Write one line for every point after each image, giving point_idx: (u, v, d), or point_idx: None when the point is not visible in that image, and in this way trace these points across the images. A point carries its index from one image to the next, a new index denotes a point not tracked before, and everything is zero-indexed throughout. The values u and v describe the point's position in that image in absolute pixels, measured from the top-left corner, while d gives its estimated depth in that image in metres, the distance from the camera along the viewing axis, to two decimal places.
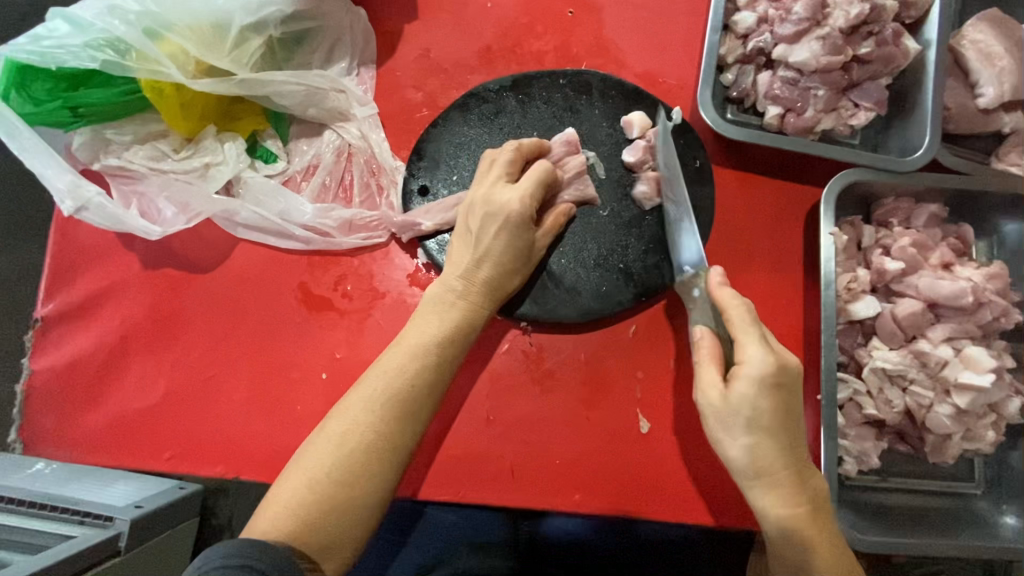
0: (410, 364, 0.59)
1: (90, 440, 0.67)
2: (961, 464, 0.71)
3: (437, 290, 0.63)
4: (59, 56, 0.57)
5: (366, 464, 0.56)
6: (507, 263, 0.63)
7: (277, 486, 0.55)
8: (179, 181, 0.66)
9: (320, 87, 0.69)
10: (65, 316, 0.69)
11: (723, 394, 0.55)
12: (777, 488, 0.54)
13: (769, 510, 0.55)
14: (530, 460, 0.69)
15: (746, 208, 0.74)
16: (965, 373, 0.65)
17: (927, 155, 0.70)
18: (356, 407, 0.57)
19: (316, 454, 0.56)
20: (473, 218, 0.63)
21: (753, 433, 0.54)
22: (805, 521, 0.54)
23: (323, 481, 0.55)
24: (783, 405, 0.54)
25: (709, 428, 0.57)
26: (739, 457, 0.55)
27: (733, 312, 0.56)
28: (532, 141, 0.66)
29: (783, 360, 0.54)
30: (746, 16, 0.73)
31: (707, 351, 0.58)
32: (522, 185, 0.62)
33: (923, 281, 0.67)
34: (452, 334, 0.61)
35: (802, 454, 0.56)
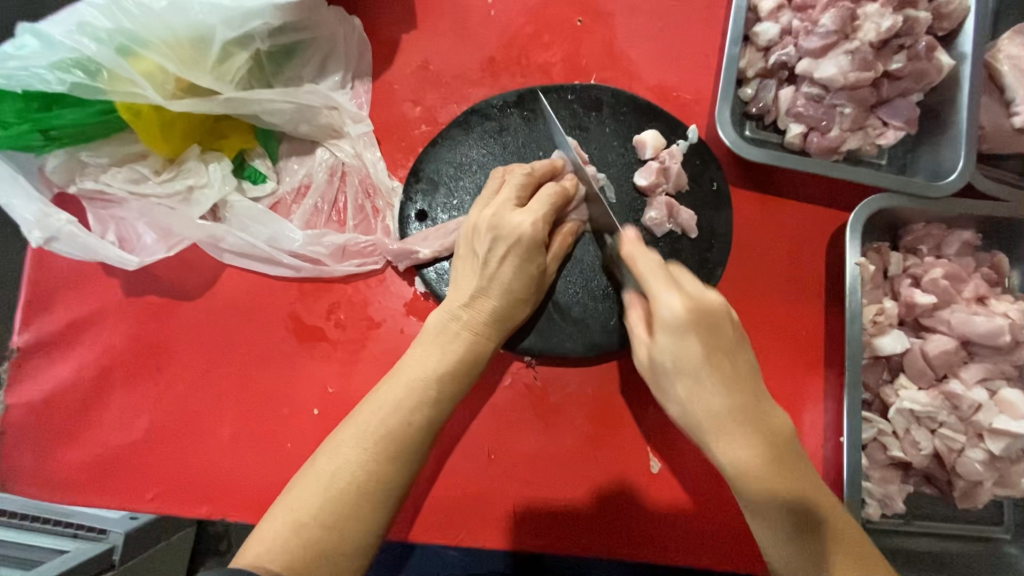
0: (408, 400, 0.54)
1: (68, 478, 0.63)
2: (989, 506, 0.67)
3: (441, 318, 0.58)
4: (25, 78, 0.52)
5: (357, 507, 0.51)
6: (516, 291, 0.58)
7: (257, 531, 0.49)
8: (160, 206, 0.61)
9: (312, 104, 0.64)
10: (42, 346, 0.65)
11: (648, 350, 0.51)
12: (734, 443, 0.47)
13: (724, 456, 0.47)
14: (534, 501, 0.65)
15: (764, 233, 0.69)
16: (1000, 418, 0.60)
17: (961, 180, 0.65)
18: (349, 444, 0.53)
19: (304, 491, 0.50)
20: (479, 241, 0.57)
21: (681, 381, 0.48)
22: (763, 463, 0.47)
23: (309, 524, 0.49)
24: (703, 345, 0.47)
25: (651, 390, 0.53)
26: (679, 410, 0.50)
27: (641, 263, 0.52)
28: (544, 164, 0.61)
29: (700, 301, 0.49)
30: (768, 27, 0.67)
31: (640, 314, 0.54)
32: (531, 208, 0.57)
33: (956, 316, 0.62)
34: (456, 367, 0.57)
35: (758, 401, 0.48)
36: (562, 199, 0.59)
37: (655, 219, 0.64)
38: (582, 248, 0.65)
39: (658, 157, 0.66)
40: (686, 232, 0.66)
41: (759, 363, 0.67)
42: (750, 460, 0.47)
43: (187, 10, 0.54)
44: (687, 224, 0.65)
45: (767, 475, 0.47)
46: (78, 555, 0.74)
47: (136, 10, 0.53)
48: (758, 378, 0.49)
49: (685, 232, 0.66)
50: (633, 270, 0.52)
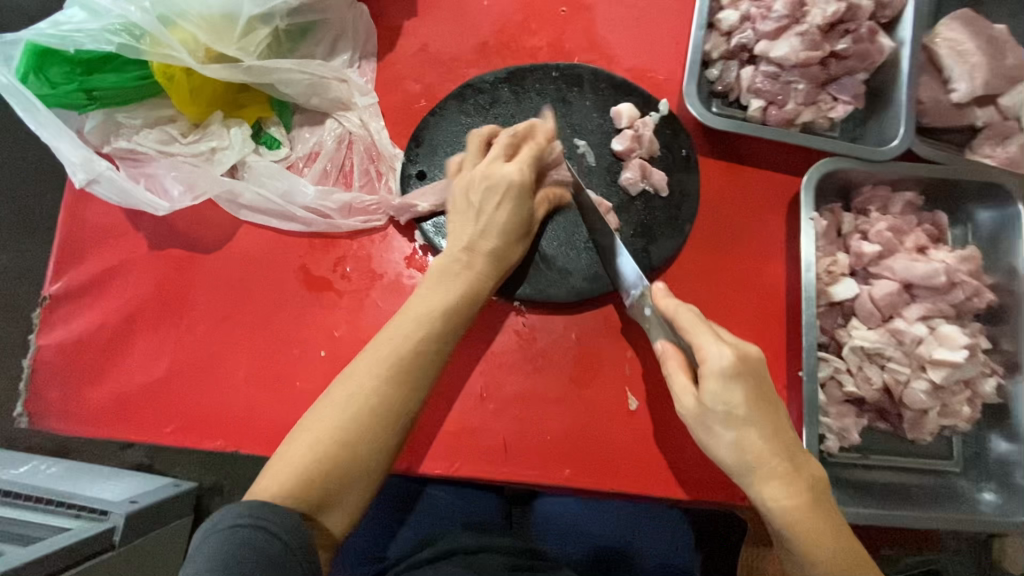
0: (416, 331, 0.61)
1: (93, 413, 0.69)
2: (940, 442, 0.73)
3: (444, 262, 0.65)
4: (76, 39, 0.60)
5: (370, 427, 0.57)
6: (511, 233, 0.65)
7: (282, 450, 0.57)
8: (186, 164, 0.69)
9: (324, 77, 0.72)
10: (73, 293, 0.72)
11: (696, 396, 0.58)
12: (779, 480, 0.56)
13: (771, 501, 0.56)
14: (523, 436, 0.71)
15: (728, 196, 0.77)
16: (939, 349, 0.67)
17: (902, 145, 0.73)
18: (363, 373, 0.59)
19: (322, 416, 0.57)
20: (472, 193, 0.66)
21: (731, 428, 0.57)
22: (806, 511, 0.55)
23: (325, 442, 0.56)
24: (750, 393, 0.56)
25: (693, 433, 0.60)
26: (727, 453, 0.57)
27: (682, 315, 0.60)
28: (525, 124, 0.69)
29: (744, 352, 0.58)
30: (729, 14, 0.76)
31: (677, 360, 0.61)
32: (518, 158, 0.66)
33: (898, 263, 0.69)
34: (459, 300, 0.63)
35: (791, 444, 0.57)
36: (544, 153, 0.68)
37: (630, 179, 0.72)
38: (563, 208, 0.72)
39: (633, 126, 0.74)
40: (659, 190, 0.73)
41: (729, 312, 0.74)
42: (794, 496, 0.55)
43: None
44: (660, 183, 0.73)
45: (809, 523, 0.55)
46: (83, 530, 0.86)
47: None
48: (790, 426, 0.59)
49: (658, 190, 0.73)
50: (674, 324, 0.60)
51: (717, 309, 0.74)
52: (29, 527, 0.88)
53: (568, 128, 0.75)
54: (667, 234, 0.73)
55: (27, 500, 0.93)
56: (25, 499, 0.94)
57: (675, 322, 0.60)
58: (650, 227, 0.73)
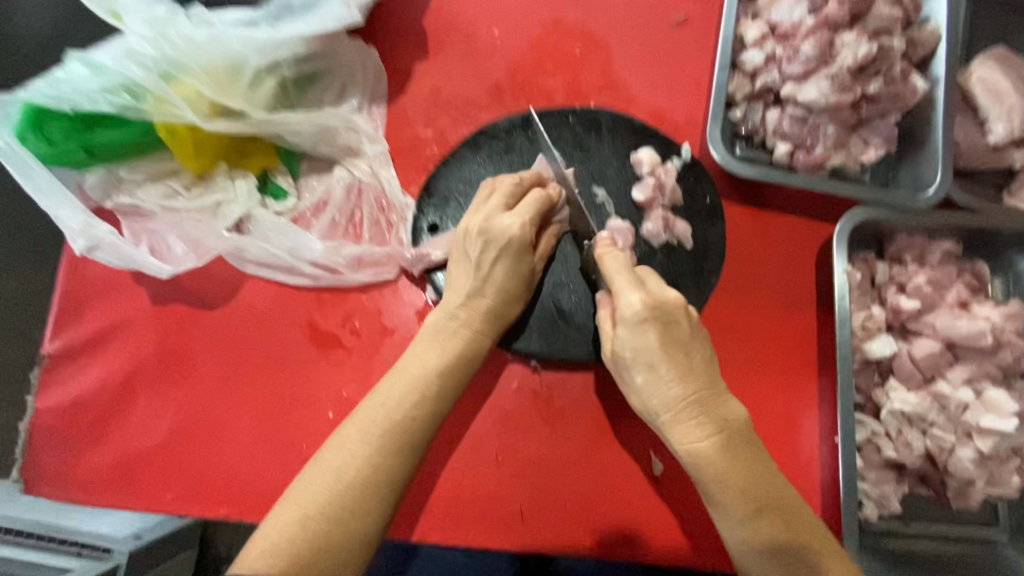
0: (413, 393, 0.58)
1: (91, 479, 0.66)
2: (985, 508, 0.68)
3: (440, 318, 0.62)
4: (76, 99, 0.58)
5: (363, 499, 0.53)
6: (511, 290, 0.62)
7: (263, 528, 0.51)
8: (191, 219, 0.66)
9: (333, 126, 0.69)
10: (72, 351, 0.69)
11: (610, 343, 0.57)
12: (685, 426, 0.53)
13: (681, 444, 0.53)
14: (539, 502, 0.67)
15: (755, 245, 0.73)
16: (987, 416, 0.63)
17: (940, 193, 0.69)
18: (352, 440, 0.55)
19: (311, 483, 0.53)
20: (471, 245, 0.62)
21: (639, 372, 0.55)
22: (715, 452, 0.52)
23: (315, 518, 0.51)
24: (658, 338, 0.54)
25: (616, 380, 0.59)
26: (642, 400, 0.55)
27: (609, 264, 0.58)
28: (532, 175, 0.66)
29: (658, 298, 0.55)
30: (754, 54, 0.74)
31: (609, 309, 0.60)
32: (519, 211, 0.62)
33: (939, 319, 0.65)
34: (456, 362, 0.60)
35: (709, 390, 0.54)
36: (547, 205, 0.64)
37: (651, 231, 0.69)
38: (564, 249, 0.69)
39: (654, 172, 0.70)
40: (682, 241, 0.70)
41: (759, 369, 0.70)
42: (698, 441, 0.53)
43: (224, 41, 0.60)
44: (683, 234, 0.69)
45: (718, 464, 0.52)
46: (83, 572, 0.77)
47: (181, 41, 0.59)
48: (713, 370, 0.55)
49: (682, 242, 0.70)
50: (602, 268, 0.59)
51: (745, 365, 0.70)
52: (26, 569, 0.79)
53: (587, 176, 0.71)
54: (692, 287, 0.69)
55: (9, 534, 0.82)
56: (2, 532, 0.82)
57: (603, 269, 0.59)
58: (673, 281, 0.69)
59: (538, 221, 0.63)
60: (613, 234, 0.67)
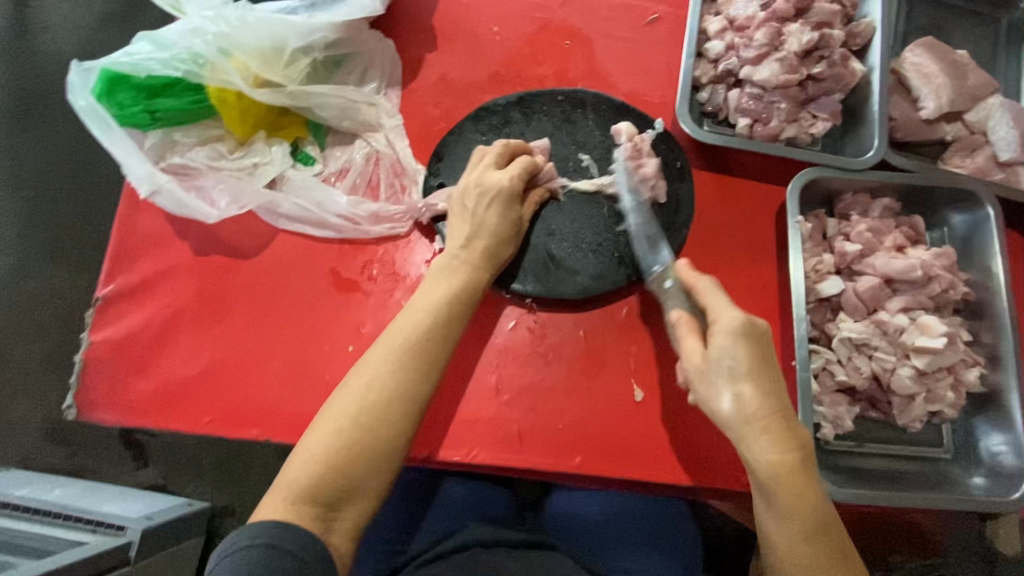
0: (424, 322, 0.66)
1: (138, 404, 0.75)
2: (931, 432, 0.77)
3: (442, 260, 0.72)
4: (148, 66, 0.70)
5: (387, 411, 0.62)
6: (503, 233, 0.72)
7: (307, 438, 0.61)
8: (233, 177, 0.77)
9: (356, 101, 0.81)
10: (124, 294, 0.78)
11: (703, 355, 0.63)
12: (768, 435, 0.59)
13: (757, 454, 0.59)
14: (536, 426, 0.76)
15: (723, 205, 0.84)
16: (920, 337, 0.73)
17: (877, 155, 0.81)
18: (377, 361, 0.64)
19: (343, 403, 0.62)
20: (469, 198, 0.73)
21: (732, 384, 0.61)
22: (789, 467, 0.59)
23: (348, 428, 0.61)
24: (756, 355, 0.61)
25: (697, 390, 0.64)
26: (727, 405, 0.61)
27: (702, 286, 0.67)
28: (518, 142, 0.77)
29: (753, 320, 0.63)
30: (715, 44, 0.86)
31: (687, 328, 0.67)
32: (509, 169, 0.73)
33: (878, 260, 0.76)
34: (458, 294, 0.69)
35: (788, 405, 0.61)
36: (533, 167, 0.75)
37: (646, 174, 0.78)
38: (549, 212, 0.79)
39: (633, 140, 0.81)
40: (659, 200, 0.80)
41: None
42: (777, 451, 0.59)
43: (270, 24, 0.72)
44: (660, 195, 0.79)
45: (791, 481, 0.58)
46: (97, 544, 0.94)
47: (235, 22, 0.71)
48: (789, 393, 0.62)
49: (659, 200, 0.80)
50: (692, 289, 0.68)
51: None
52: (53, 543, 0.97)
53: (573, 144, 0.83)
54: (666, 237, 0.80)
55: (44, 515, 1.03)
56: (37, 512, 1.04)
57: (693, 288, 0.68)
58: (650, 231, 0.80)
59: (526, 177, 0.74)
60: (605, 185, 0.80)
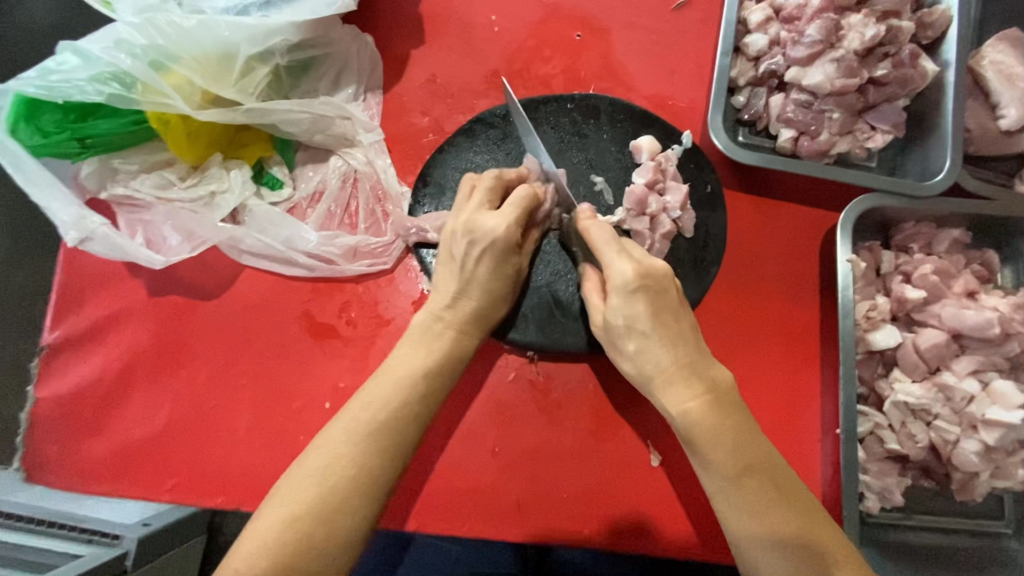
0: (394, 396, 0.57)
1: (92, 468, 0.66)
2: (987, 501, 0.67)
3: (422, 320, 0.61)
4: (67, 90, 0.57)
5: (346, 500, 0.53)
6: (496, 292, 0.62)
7: (254, 523, 0.52)
8: (185, 210, 0.65)
9: (326, 115, 0.68)
10: (72, 342, 0.69)
11: (602, 314, 0.56)
12: (683, 395, 0.51)
13: (675, 409, 0.52)
14: (539, 495, 0.67)
15: (760, 235, 0.71)
16: (992, 408, 0.62)
17: (948, 179, 0.67)
18: (337, 440, 0.55)
19: (298, 485, 0.53)
20: (456, 246, 0.61)
21: (631, 339, 0.53)
22: (706, 413, 0.51)
23: (302, 519, 0.51)
24: (649, 304, 0.52)
25: (608, 351, 0.57)
26: (632, 367, 0.54)
27: (595, 233, 0.56)
28: (514, 172, 0.65)
29: (647, 266, 0.54)
30: (757, 38, 0.71)
31: (595, 282, 0.59)
32: (505, 212, 0.60)
33: (946, 310, 0.64)
34: (439, 365, 0.60)
35: (700, 353, 0.53)
36: (534, 203, 0.62)
37: (669, 205, 0.66)
38: (548, 249, 0.69)
39: (654, 159, 0.68)
40: (691, 233, 0.68)
41: (758, 359, 0.69)
42: (698, 409, 0.51)
43: (214, 28, 0.59)
44: (691, 228, 0.68)
45: (712, 428, 0.51)
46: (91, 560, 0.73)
47: (169, 30, 0.58)
48: (706, 342, 0.54)
49: (690, 234, 0.68)
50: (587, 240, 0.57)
51: (747, 355, 0.69)
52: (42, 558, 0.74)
53: (584, 163, 0.70)
54: (691, 277, 0.68)
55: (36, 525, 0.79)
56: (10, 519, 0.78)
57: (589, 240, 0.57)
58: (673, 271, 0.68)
59: (524, 218, 0.62)
60: (627, 202, 0.66)
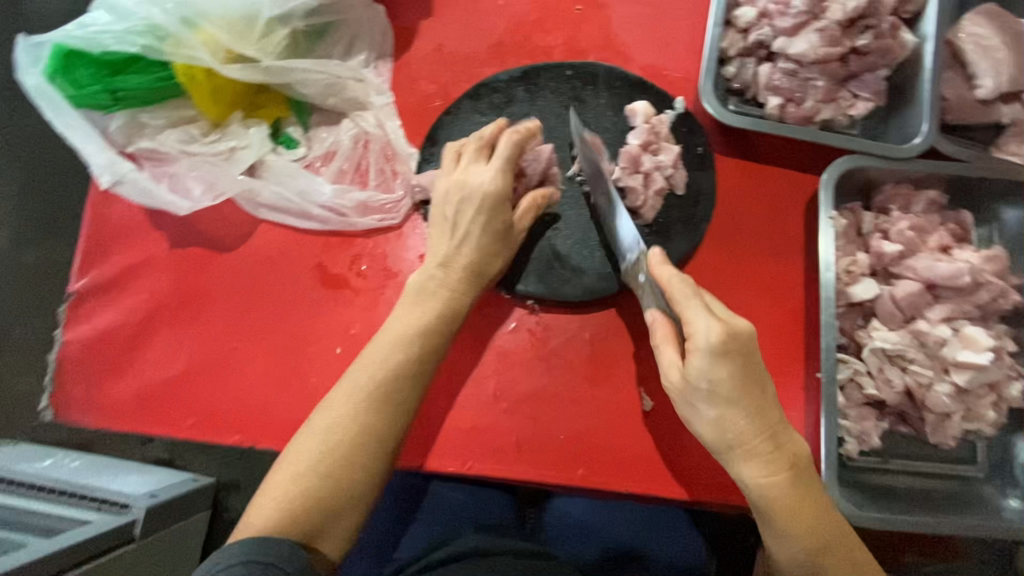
0: (390, 357, 0.61)
1: (116, 407, 0.71)
2: (963, 447, 0.71)
3: (417, 282, 0.65)
4: (103, 41, 0.62)
5: (350, 454, 0.58)
6: (488, 247, 0.65)
7: (271, 478, 0.57)
8: (207, 163, 0.70)
9: (341, 77, 0.73)
10: (97, 290, 0.73)
11: (681, 372, 0.58)
12: (757, 466, 0.58)
13: (751, 478, 0.58)
14: (536, 436, 0.71)
15: (747, 195, 0.76)
16: (963, 351, 0.66)
17: (925, 143, 0.72)
18: (339, 401, 0.59)
19: (302, 446, 0.58)
20: (449, 205, 0.66)
21: (714, 406, 0.57)
22: (784, 487, 0.57)
23: (308, 475, 0.56)
24: (735, 372, 0.56)
25: (679, 408, 0.60)
26: (711, 431, 0.58)
27: (675, 286, 0.59)
28: (494, 128, 0.68)
29: (732, 328, 0.57)
30: (746, 11, 0.76)
31: (665, 333, 0.61)
32: (491, 165, 0.66)
33: (920, 262, 0.68)
34: (435, 323, 0.63)
35: (771, 410, 0.58)
36: (517, 152, 0.67)
37: (662, 164, 0.71)
38: (543, 207, 0.72)
39: (648, 122, 0.73)
40: (683, 190, 0.73)
41: (746, 312, 0.73)
42: (772, 476, 0.57)
43: None
44: (682, 186, 0.73)
45: (787, 496, 0.57)
46: (104, 523, 0.76)
47: None
48: (775, 400, 0.59)
49: (681, 191, 0.73)
50: (666, 292, 0.59)
51: (734, 309, 0.73)
52: (49, 520, 0.77)
53: (583, 126, 0.75)
54: (684, 233, 0.73)
55: (44, 492, 0.81)
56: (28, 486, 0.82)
57: (668, 294, 0.59)
58: (666, 226, 0.73)
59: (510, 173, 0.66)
60: (621, 159, 0.71)
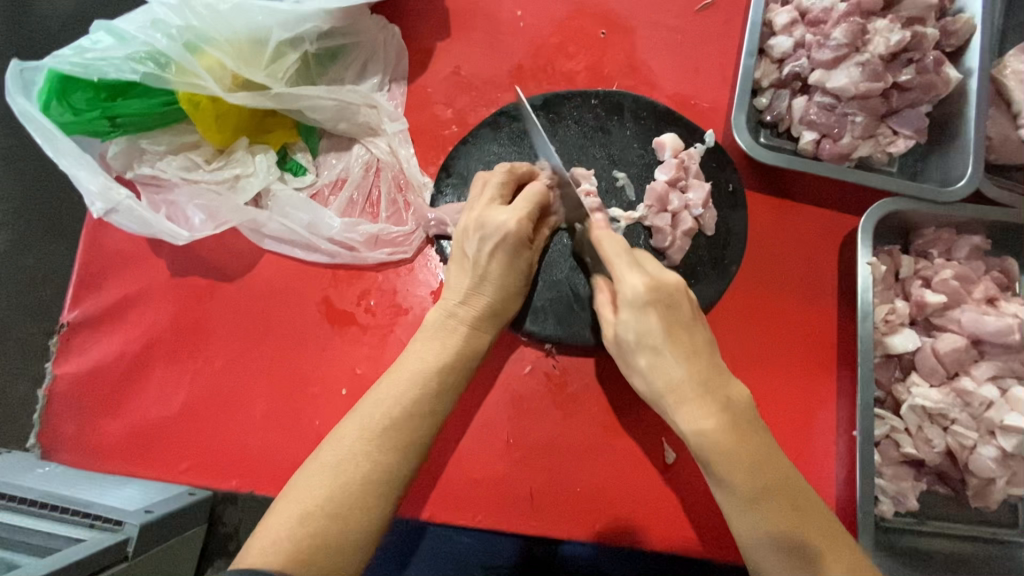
0: (408, 391, 0.55)
1: (108, 448, 0.67)
2: (1003, 510, 0.66)
3: (435, 316, 0.60)
4: (103, 67, 0.59)
5: (364, 494, 0.49)
6: (510, 287, 0.61)
7: (268, 518, 0.48)
8: (210, 191, 0.66)
9: (353, 103, 0.69)
10: (90, 321, 0.69)
11: (613, 327, 0.55)
12: (693, 412, 0.49)
13: (688, 427, 0.49)
14: (551, 489, 0.67)
15: (779, 236, 0.72)
16: (1010, 414, 0.63)
17: (970, 186, 0.67)
18: (352, 433, 0.52)
19: (310, 479, 0.50)
20: (468, 241, 0.61)
21: (642, 354, 0.52)
22: (725, 434, 0.48)
23: (316, 515, 0.48)
24: (661, 318, 0.51)
25: (620, 365, 0.56)
26: (644, 382, 0.53)
27: (606, 244, 0.55)
28: (523, 167, 0.65)
29: (659, 280, 0.52)
30: (782, 40, 0.72)
31: (607, 297, 0.58)
32: (515, 206, 0.60)
33: (966, 315, 0.65)
34: (453, 360, 0.58)
35: (710, 359, 0.51)
36: (547, 199, 0.62)
37: (691, 202, 0.67)
38: (561, 246, 0.69)
39: (677, 157, 0.69)
40: (713, 232, 0.69)
41: (774, 360, 0.69)
42: (710, 424, 0.48)
43: (248, 12, 0.61)
44: (713, 227, 0.69)
45: (729, 444, 0.48)
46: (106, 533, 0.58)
47: (205, 11, 0.60)
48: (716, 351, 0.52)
49: (712, 233, 0.69)
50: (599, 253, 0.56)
51: (762, 356, 0.69)
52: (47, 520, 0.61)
53: (606, 159, 0.71)
54: (712, 276, 0.69)
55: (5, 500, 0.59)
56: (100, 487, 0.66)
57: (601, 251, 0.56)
58: (694, 269, 0.69)
59: (536, 214, 0.61)
60: (648, 196, 0.67)
